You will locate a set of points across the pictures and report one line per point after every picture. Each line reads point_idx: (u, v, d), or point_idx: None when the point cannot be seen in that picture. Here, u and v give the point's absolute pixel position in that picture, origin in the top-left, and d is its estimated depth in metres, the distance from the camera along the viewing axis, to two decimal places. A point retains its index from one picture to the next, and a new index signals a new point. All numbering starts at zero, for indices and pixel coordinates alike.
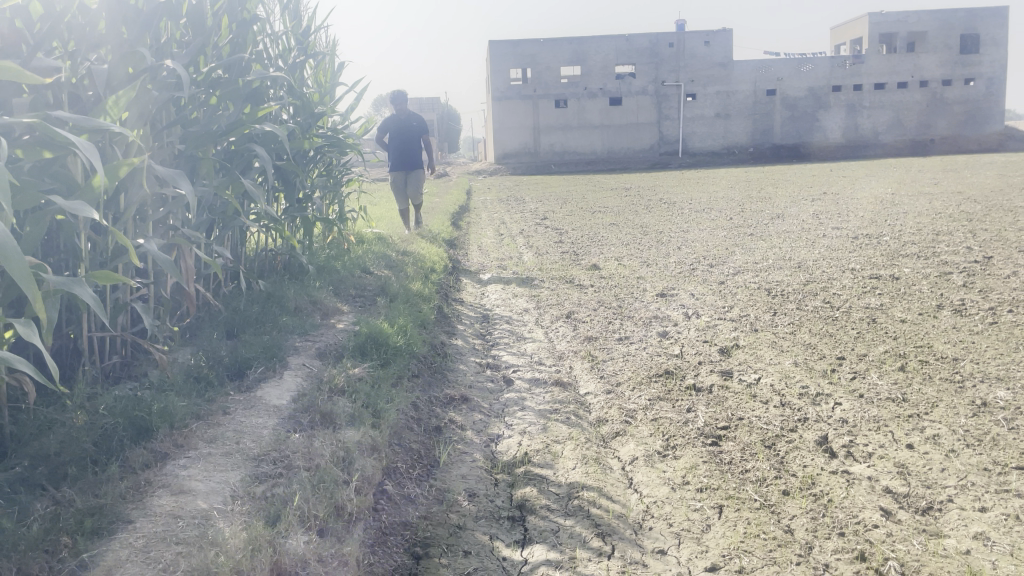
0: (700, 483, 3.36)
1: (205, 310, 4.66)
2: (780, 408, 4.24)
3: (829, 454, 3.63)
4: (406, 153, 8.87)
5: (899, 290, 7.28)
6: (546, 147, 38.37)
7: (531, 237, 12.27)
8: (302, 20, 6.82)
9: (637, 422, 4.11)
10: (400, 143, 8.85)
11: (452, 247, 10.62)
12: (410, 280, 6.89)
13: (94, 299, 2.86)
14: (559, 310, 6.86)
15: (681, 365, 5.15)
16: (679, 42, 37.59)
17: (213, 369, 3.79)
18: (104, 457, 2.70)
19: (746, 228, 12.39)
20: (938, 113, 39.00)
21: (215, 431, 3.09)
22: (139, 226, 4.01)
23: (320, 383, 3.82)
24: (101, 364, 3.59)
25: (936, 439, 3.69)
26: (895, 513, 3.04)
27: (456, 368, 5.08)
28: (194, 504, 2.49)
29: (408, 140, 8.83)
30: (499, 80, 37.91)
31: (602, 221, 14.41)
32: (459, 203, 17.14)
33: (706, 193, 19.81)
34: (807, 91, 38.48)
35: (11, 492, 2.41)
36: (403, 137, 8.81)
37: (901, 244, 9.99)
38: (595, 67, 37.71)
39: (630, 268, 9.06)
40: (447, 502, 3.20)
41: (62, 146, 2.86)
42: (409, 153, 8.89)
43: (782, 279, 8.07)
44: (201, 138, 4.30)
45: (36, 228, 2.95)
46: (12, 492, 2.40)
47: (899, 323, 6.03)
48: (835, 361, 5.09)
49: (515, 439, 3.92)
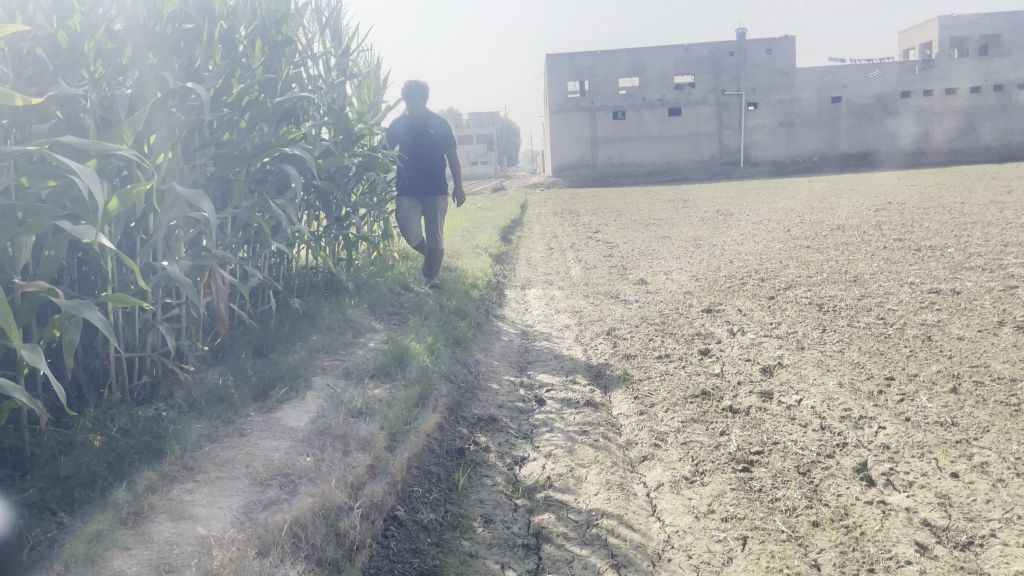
0: (725, 512, 3.22)
1: (239, 329, 4.72)
2: (819, 432, 4.06)
3: (866, 482, 3.45)
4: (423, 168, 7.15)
5: (959, 305, 6.97)
6: (605, 159, 38.31)
7: (581, 250, 12.15)
8: (343, 38, 6.91)
9: (667, 445, 3.98)
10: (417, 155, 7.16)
11: (499, 262, 10.59)
12: (450, 297, 6.87)
13: (103, 323, 2.89)
14: (601, 327, 6.76)
15: (720, 385, 4.99)
16: (740, 51, 37.07)
17: (238, 390, 3.82)
18: (113, 479, 2.73)
19: (804, 240, 12.08)
20: (1013, 118, 37.54)
21: (228, 454, 3.11)
22: (170, 248, 4.07)
23: (341, 404, 3.81)
24: (130, 385, 3.65)
25: (985, 468, 3.47)
26: (931, 548, 2.86)
27: (488, 387, 5.02)
28: (193, 530, 2.49)
29: (428, 154, 7.19)
30: (556, 93, 38.07)
31: (656, 233, 14.24)
32: (514, 217, 17.18)
33: (764, 204, 19.40)
34: (874, 98, 37.50)
35: (20, 514, 2.46)
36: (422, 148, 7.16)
37: (966, 256, 9.58)
38: (654, 78, 37.49)
39: (679, 282, 8.89)
40: (460, 528, 3.15)
41: (64, 175, 2.86)
42: (428, 173, 7.20)
43: (834, 293, 7.81)
44: (232, 160, 4.36)
45: (57, 252, 3.02)
46: (21, 514, 2.46)
47: (956, 341, 5.75)
48: (883, 382, 4.86)
49: (539, 462, 3.83)
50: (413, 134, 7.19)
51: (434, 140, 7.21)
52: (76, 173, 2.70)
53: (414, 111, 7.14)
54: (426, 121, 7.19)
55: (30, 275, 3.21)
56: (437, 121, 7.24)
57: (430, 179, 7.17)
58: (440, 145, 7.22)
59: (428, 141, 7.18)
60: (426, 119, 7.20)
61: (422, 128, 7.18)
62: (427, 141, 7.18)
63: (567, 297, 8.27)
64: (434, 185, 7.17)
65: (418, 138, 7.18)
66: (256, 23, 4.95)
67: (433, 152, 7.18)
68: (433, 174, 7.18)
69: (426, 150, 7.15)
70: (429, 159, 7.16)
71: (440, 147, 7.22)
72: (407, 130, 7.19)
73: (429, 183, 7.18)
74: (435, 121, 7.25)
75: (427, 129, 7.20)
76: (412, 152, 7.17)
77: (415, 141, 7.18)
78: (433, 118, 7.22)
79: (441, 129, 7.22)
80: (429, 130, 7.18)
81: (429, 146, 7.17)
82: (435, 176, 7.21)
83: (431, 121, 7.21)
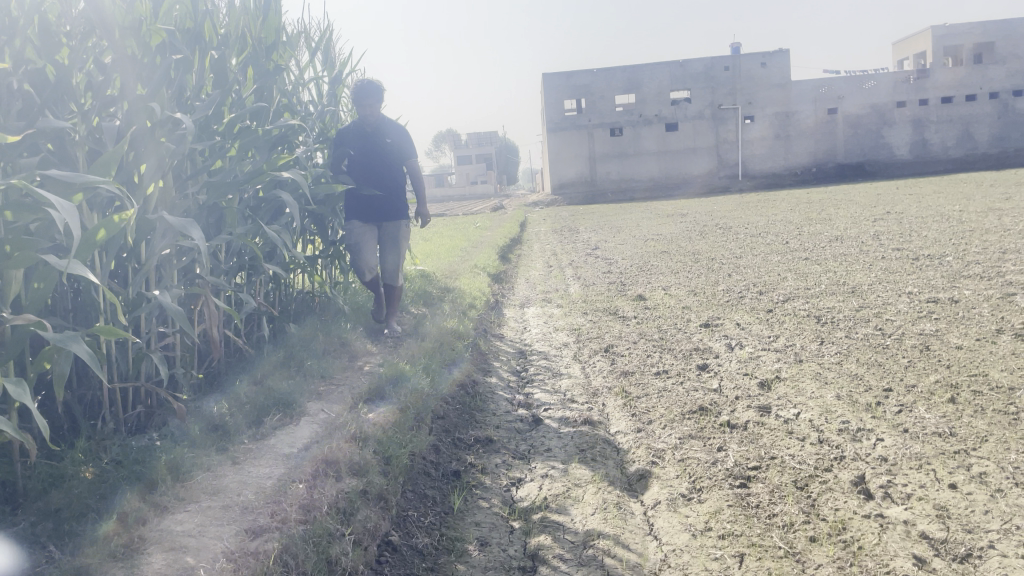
0: (722, 529, 3.20)
1: (234, 356, 4.72)
2: (817, 446, 4.05)
3: (864, 496, 3.43)
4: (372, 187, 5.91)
5: (957, 313, 6.96)
6: (603, 176, 38.45)
7: (580, 268, 12.17)
8: (335, 63, 6.96)
9: (664, 463, 3.96)
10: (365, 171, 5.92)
11: (498, 281, 10.60)
12: (447, 318, 6.88)
13: (90, 354, 2.89)
14: (599, 344, 6.75)
15: (718, 400, 4.97)
16: (735, 66, 37.27)
17: (232, 416, 3.82)
18: (105, 511, 2.73)
19: (802, 252, 12.08)
20: (1010, 125, 37.64)
21: (220, 483, 3.10)
22: (162, 277, 4.08)
23: (335, 429, 3.80)
24: (124, 415, 3.65)
25: (983, 478, 3.45)
26: (929, 561, 2.84)
27: (486, 408, 5.00)
28: (183, 560, 2.49)
29: (384, 171, 5.94)
30: (553, 112, 38.31)
31: (655, 249, 14.26)
32: (513, 236, 17.23)
33: (762, 216, 19.47)
34: (870, 109, 37.65)
35: (14, 548, 2.46)
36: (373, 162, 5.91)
37: (964, 264, 9.58)
38: (650, 94, 37.69)
39: (677, 297, 8.89)
40: (456, 552, 3.13)
41: (39, 208, 2.90)
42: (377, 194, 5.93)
43: (833, 305, 7.80)
44: (223, 187, 4.38)
45: (45, 286, 3.03)
46: (15, 549, 2.46)
47: (954, 350, 5.74)
48: (881, 394, 4.84)
49: (536, 483, 3.81)
50: (365, 147, 5.93)
51: (390, 155, 5.95)
52: (55, 208, 2.71)
53: (366, 117, 5.85)
54: (382, 129, 5.91)
55: (20, 309, 3.23)
56: (394, 128, 5.96)
57: (388, 200, 5.91)
58: (398, 160, 5.94)
59: (384, 155, 5.93)
60: (381, 127, 5.92)
61: (376, 139, 5.91)
62: (383, 157, 5.92)
63: (565, 315, 8.26)
64: (393, 208, 5.93)
65: (371, 152, 5.92)
66: (246, 52, 5.00)
67: (390, 168, 5.93)
68: (390, 195, 5.91)
69: (383, 167, 5.91)
70: (385, 178, 5.91)
71: (398, 161, 5.97)
72: (357, 141, 5.93)
73: (385, 205, 5.92)
74: (393, 129, 5.96)
75: (382, 138, 5.94)
76: (363, 168, 5.92)
77: (367, 155, 5.94)
78: (389, 126, 5.94)
79: (400, 139, 5.95)
80: (384, 140, 5.92)
81: (385, 160, 5.92)
82: (392, 196, 5.98)
83: (387, 130, 5.94)
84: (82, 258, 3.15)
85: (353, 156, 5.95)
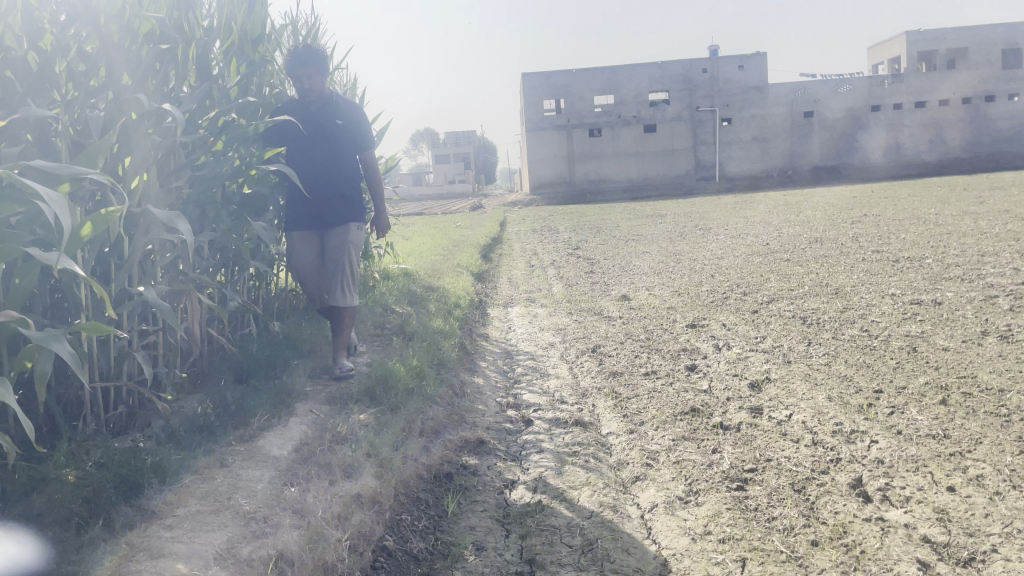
0: (722, 533, 3.15)
1: (218, 354, 4.61)
2: (811, 448, 4.02)
3: (863, 498, 3.40)
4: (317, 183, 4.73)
5: (941, 315, 6.99)
6: (582, 176, 38.49)
7: (561, 268, 12.12)
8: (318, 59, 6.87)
9: (659, 465, 3.91)
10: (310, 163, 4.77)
11: (481, 281, 10.53)
12: (432, 317, 6.80)
13: (74, 355, 2.77)
14: (585, 344, 6.70)
15: (709, 401, 4.93)
16: (713, 68, 37.50)
17: (218, 417, 3.71)
18: (90, 515, 2.63)
19: (784, 254, 12.11)
20: (981, 130, 38.18)
21: (209, 486, 3.01)
22: (146, 273, 3.97)
23: (324, 431, 3.71)
24: (106, 415, 3.54)
25: (980, 480, 3.44)
26: (933, 565, 2.81)
27: (475, 409, 4.93)
28: (174, 568, 2.41)
29: (335, 159, 4.77)
30: (533, 112, 38.29)
31: (635, 249, 14.25)
32: (493, 236, 17.14)
33: (741, 218, 19.55)
34: (845, 112, 38.02)
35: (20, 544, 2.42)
36: (319, 151, 4.77)
37: (944, 266, 9.65)
38: (628, 96, 37.80)
39: (662, 298, 8.87)
40: (452, 557, 3.06)
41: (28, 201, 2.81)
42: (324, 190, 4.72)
43: (818, 306, 7.81)
44: (209, 182, 4.27)
45: (26, 280, 2.90)
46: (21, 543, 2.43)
47: (941, 351, 5.75)
48: (872, 395, 4.82)
49: (529, 485, 3.74)
50: (311, 130, 4.78)
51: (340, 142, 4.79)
52: (42, 199, 2.60)
53: (311, 92, 4.73)
54: (329, 109, 4.77)
55: None
56: (344, 107, 4.79)
57: (337, 196, 4.70)
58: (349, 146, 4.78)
59: (335, 142, 4.78)
60: (329, 105, 4.78)
61: (324, 120, 4.76)
62: (331, 145, 4.77)
63: (550, 315, 8.20)
64: (343, 207, 4.71)
65: (319, 137, 4.79)
66: (231, 43, 4.90)
67: (342, 158, 4.76)
68: (340, 188, 4.72)
69: (333, 156, 4.76)
70: (334, 169, 4.73)
71: (351, 150, 4.80)
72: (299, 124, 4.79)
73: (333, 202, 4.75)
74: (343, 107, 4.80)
75: (330, 119, 4.78)
76: (308, 157, 4.77)
77: (312, 142, 4.80)
78: (340, 105, 4.79)
79: (352, 120, 4.79)
80: (333, 122, 4.76)
81: (335, 148, 4.77)
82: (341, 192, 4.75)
83: (336, 110, 4.78)
84: (69, 254, 3.05)
85: (295, 144, 4.81)
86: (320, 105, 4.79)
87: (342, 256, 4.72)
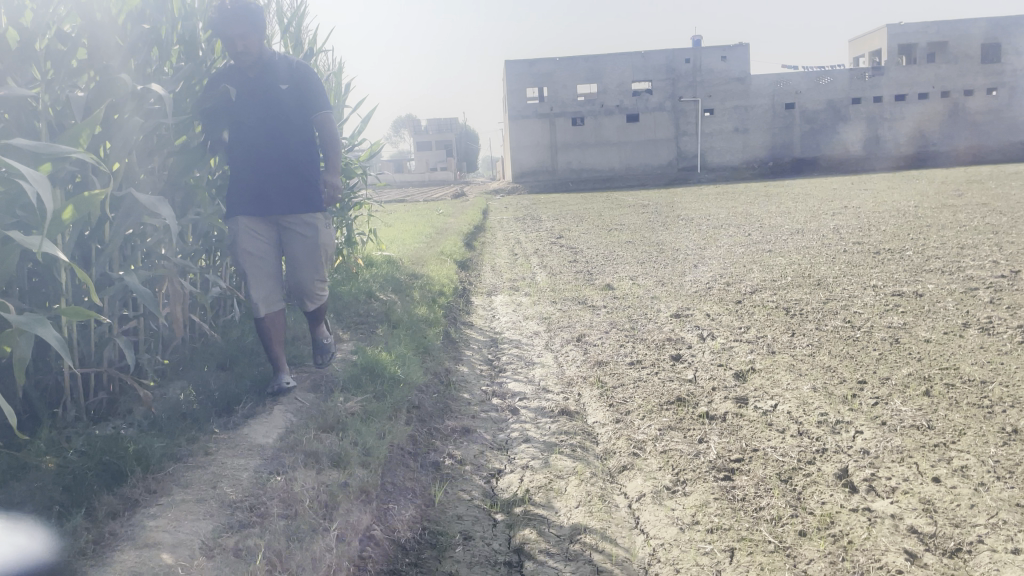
0: (710, 523, 3.15)
1: (200, 341, 4.55)
2: (797, 438, 4.03)
3: (849, 489, 3.41)
4: (264, 164, 4.13)
5: (923, 307, 7.04)
6: (564, 165, 38.44)
7: (545, 256, 12.10)
8: (303, 43, 6.81)
9: (646, 454, 3.91)
10: (251, 142, 4.15)
11: (464, 269, 10.48)
12: (416, 305, 6.75)
13: (58, 338, 2.71)
14: (570, 333, 6.69)
15: (694, 391, 4.94)
16: (696, 58, 37.57)
17: (200, 404, 3.67)
18: (72, 504, 2.59)
19: (766, 244, 12.16)
20: (960, 123, 38.52)
21: (193, 475, 2.98)
22: (127, 257, 3.90)
23: (310, 420, 3.68)
24: (86, 402, 3.49)
25: (965, 472, 3.46)
26: (920, 556, 2.82)
27: (460, 397, 4.91)
28: (158, 558, 2.39)
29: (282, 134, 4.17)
30: (516, 100, 38.16)
31: (618, 238, 14.25)
32: (476, 223, 17.07)
33: (723, 208, 19.59)
34: (826, 105, 38.21)
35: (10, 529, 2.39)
36: (260, 125, 4.15)
37: (924, 258, 9.72)
38: (612, 85, 37.78)
39: (645, 287, 8.88)
40: (439, 547, 3.03)
41: (7, 178, 2.77)
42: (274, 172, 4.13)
43: (801, 297, 7.84)
44: (192, 165, 4.20)
45: (6, 262, 2.84)
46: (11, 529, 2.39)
47: (923, 343, 5.79)
48: (856, 386, 4.85)
49: (516, 474, 3.73)
50: (252, 100, 4.16)
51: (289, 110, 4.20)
52: (24, 179, 2.54)
53: (247, 55, 4.12)
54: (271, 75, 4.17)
55: None
56: (289, 70, 4.21)
57: (297, 176, 4.16)
58: (299, 116, 4.20)
59: (283, 111, 4.18)
60: (271, 69, 4.19)
61: (267, 87, 4.16)
62: (279, 114, 4.17)
63: (534, 303, 8.18)
64: (304, 187, 4.18)
65: (263, 107, 4.17)
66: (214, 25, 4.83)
67: (294, 129, 4.18)
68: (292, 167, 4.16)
69: (284, 126, 4.16)
70: (288, 143, 4.16)
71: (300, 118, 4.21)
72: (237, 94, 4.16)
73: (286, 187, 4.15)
74: (286, 70, 4.21)
75: (274, 85, 4.18)
76: (252, 133, 4.16)
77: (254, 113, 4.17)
78: (282, 67, 4.20)
79: (299, 82, 4.20)
80: (279, 88, 4.17)
81: (285, 119, 4.18)
82: (293, 170, 4.16)
83: (280, 72, 4.20)
84: (50, 234, 2.99)
85: (235, 116, 4.18)
86: (259, 71, 4.18)
87: (310, 250, 4.28)
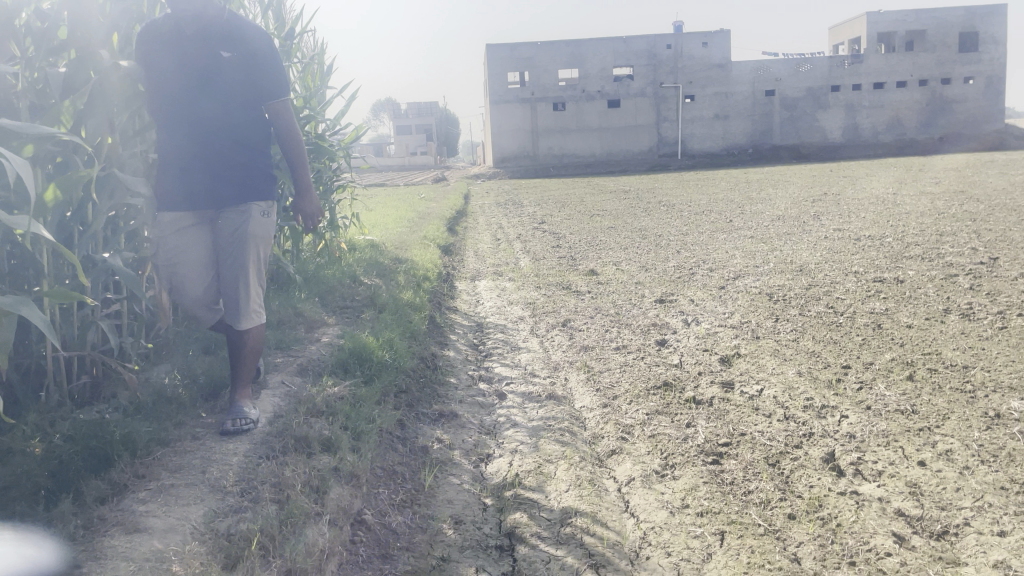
0: (700, 506, 3.16)
1: (183, 325, 4.50)
2: (783, 422, 4.05)
3: (836, 473, 3.43)
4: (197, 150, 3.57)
5: (904, 293, 7.10)
6: (545, 151, 38.34)
7: (528, 242, 12.07)
8: (285, 22, 6.75)
9: (634, 438, 3.91)
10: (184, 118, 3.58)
11: (447, 254, 10.43)
12: (401, 289, 6.71)
13: (44, 322, 2.65)
14: (555, 318, 6.68)
15: (680, 376, 4.95)
16: (677, 44, 37.59)
17: (186, 388, 3.64)
18: (59, 489, 2.57)
19: (747, 231, 12.20)
20: (937, 112, 38.83)
21: (182, 460, 2.96)
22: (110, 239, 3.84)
23: (298, 403, 3.66)
24: (69, 386, 3.44)
25: (950, 455, 3.49)
26: (908, 539, 2.85)
27: (447, 382, 4.89)
28: (149, 544, 2.37)
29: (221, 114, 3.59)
30: (497, 84, 37.98)
31: (601, 224, 14.24)
32: (457, 209, 16.99)
33: (704, 195, 19.63)
34: (806, 92, 38.37)
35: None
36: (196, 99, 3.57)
37: (904, 245, 9.80)
38: (593, 70, 37.73)
39: (629, 273, 8.88)
40: (430, 531, 3.02)
41: None
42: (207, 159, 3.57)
43: (783, 283, 7.89)
44: None
45: None
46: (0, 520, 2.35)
47: (906, 328, 5.84)
48: (840, 370, 4.89)
49: (505, 459, 3.73)
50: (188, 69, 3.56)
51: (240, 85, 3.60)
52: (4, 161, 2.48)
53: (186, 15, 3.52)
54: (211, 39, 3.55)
55: None
56: (234, 36, 3.57)
57: (233, 166, 3.59)
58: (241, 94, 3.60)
59: (224, 86, 3.58)
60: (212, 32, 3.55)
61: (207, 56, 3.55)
62: (225, 89, 3.58)
63: (518, 289, 8.16)
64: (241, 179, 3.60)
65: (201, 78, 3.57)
66: None
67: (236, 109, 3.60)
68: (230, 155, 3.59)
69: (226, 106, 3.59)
70: (228, 124, 3.59)
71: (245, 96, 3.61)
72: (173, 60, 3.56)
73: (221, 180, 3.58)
74: (231, 34, 3.57)
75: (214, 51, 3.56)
76: (189, 109, 3.58)
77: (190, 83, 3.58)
78: (227, 31, 3.56)
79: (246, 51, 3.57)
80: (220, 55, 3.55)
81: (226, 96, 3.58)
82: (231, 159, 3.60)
83: (229, 38, 3.56)
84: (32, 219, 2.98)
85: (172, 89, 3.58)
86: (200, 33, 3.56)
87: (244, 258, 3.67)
